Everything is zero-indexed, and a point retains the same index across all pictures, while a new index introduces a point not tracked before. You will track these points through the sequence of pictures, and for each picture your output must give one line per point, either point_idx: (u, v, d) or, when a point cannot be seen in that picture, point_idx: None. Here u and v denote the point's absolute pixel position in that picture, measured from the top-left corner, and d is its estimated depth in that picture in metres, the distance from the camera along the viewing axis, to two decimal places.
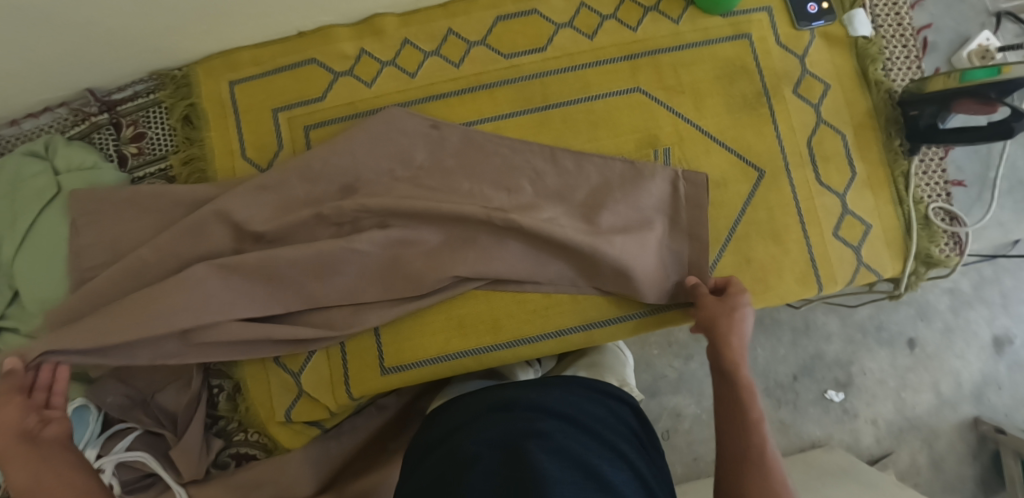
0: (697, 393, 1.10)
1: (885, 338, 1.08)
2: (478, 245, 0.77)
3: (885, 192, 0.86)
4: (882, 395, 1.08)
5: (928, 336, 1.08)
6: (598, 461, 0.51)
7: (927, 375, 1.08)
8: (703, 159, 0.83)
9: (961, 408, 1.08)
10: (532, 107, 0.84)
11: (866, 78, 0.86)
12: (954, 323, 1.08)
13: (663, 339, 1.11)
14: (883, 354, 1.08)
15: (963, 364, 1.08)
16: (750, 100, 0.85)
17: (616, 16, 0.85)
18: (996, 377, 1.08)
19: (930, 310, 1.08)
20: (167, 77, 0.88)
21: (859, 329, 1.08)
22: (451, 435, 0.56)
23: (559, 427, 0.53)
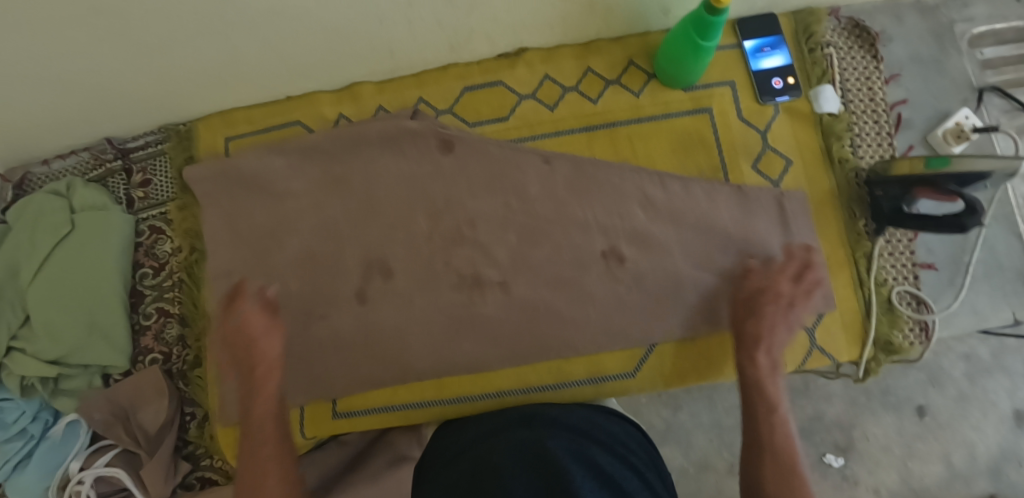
0: (684, 445, 1.03)
1: (893, 402, 1.00)
2: (440, 295, 0.84)
3: (845, 273, 0.83)
4: (887, 462, 1.00)
5: (941, 405, 1.00)
6: (602, 457, 0.59)
7: (937, 445, 0.99)
8: (657, 233, 0.83)
9: (975, 484, 0.98)
10: (444, 108, 0.90)
11: (830, 155, 0.85)
12: (971, 393, 1.00)
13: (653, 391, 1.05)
14: (889, 420, 1.00)
15: (980, 437, 0.99)
16: (706, 174, 0.85)
17: (578, 89, 0.89)
18: (1017, 452, 0.98)
19: (942, 377, 1.01)
20: (173, 131, 0.96)
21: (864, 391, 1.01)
22: (474, 448, 0.62)
23: (564, 437, 0.60)
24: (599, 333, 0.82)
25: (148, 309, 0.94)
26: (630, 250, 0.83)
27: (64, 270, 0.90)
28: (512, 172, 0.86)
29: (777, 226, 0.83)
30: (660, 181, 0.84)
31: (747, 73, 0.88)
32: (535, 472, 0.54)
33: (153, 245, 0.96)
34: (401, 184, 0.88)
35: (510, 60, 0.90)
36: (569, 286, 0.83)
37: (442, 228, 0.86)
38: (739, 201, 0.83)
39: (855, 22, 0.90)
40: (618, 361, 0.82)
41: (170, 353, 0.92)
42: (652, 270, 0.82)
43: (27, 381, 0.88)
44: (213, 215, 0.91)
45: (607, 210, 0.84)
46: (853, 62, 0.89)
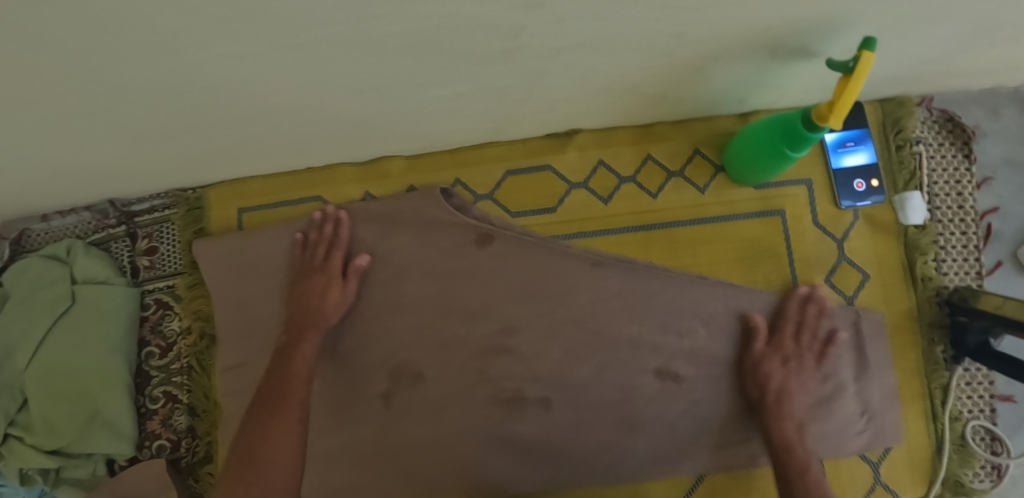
0: None
1: None
2: (475, 408, 0.78)
3: (916, 404, 0.76)
4: None
5: None
6: None
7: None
8: (715, 352, 0.76)
9: None
10: (485, 193, 0.81)
11: (912, 272, 0.77)
12: None
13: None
14: None
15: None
16: (773, 287, 0.77)
17: (635, 179, 0.80)
18: None
19: None
20: (181, 197, 0.87)
21: None
22: None
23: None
24: (645, 460, 0.76)
25: (155, 392, 0.87)
26: (684, 372, 0.76)
27: (63, 355, 0.83)
28: (559, 275, 0.78)
29: (852, 352, 0.75)
30: (725, 299, 0.76)
31: (826, 171, 0.79)
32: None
33: (159, 321, 0.88)
34: (432, 278, 0.80)
35: (560, 142, 0.80)
36: (615, 409, 0.76)
37: (481, 333, 0.78)
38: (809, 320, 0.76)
39: (950, 114, 0.80)
40: (665, 491, 0.76)
41: (179, 443, 0.85)
42: (709, 399, 0.75)
43: (26, 470, 0.82)
44: (221, 303, 0.83)
45: (662, 326, 0.76)
46: (944, 160, 0.79)
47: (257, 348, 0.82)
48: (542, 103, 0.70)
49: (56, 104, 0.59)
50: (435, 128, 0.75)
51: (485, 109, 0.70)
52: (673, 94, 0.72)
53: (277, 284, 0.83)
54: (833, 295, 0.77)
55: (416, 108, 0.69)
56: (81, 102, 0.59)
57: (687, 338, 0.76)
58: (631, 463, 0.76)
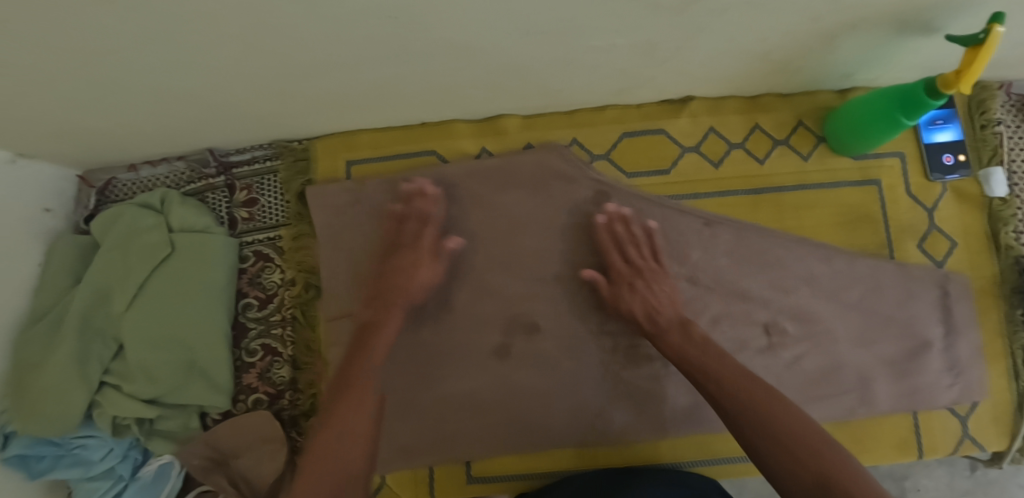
0: None
1: None
2: (590, 359, 0.80)
3: (1000, 363, 0.82)
4: None
5: None
6: None
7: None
8: (820, 309, 0.80)
9: None
10: (599, 154, 0.84)
11: (996, 240, 0.83)
12: None
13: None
14: None
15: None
16: (871, 250, 0.82)
17: (744, 146, 0.83)
18: None
19: None
20: (287, 149, 0.87)
21: None
22: None
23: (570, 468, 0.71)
24: None
25: (252, 345, 0.85)
26: (791, 326, 0.80)
27: (163, 302, 0.81)
28: (673, 233, 0.81)
29: (942, 312, 0.81)
30: (827, 260, 0.81)
31: (917, 145, 0.85)
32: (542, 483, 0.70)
33: (259, 273, 0.86)
34: (547, 234, 0.82)
35: (674, 108, 0.83)
36: None
37: (597, 288, 0.80)
38: (903, 281, 0.81)
39: None
40: None
41: (279, 395, 0.84)
42: (814, 353, 0.80)
43: (121, 421, 0.79)
44: (336, 253, 0.84)
45: (770, 283, 0.80)
46: None
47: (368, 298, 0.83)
48: (676, 64, 0.73)
49: (231, 38, 0.59)
50: (565, 86, 0.77)
51: (623, 67, 0.73)
52: (795, 63, 0.76)
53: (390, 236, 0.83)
54: (926, 260, 0.82)
55: (559, 62, 0.71)
56: (254, 36, 0.59)
57: (794, 295, 0.80)
58: None
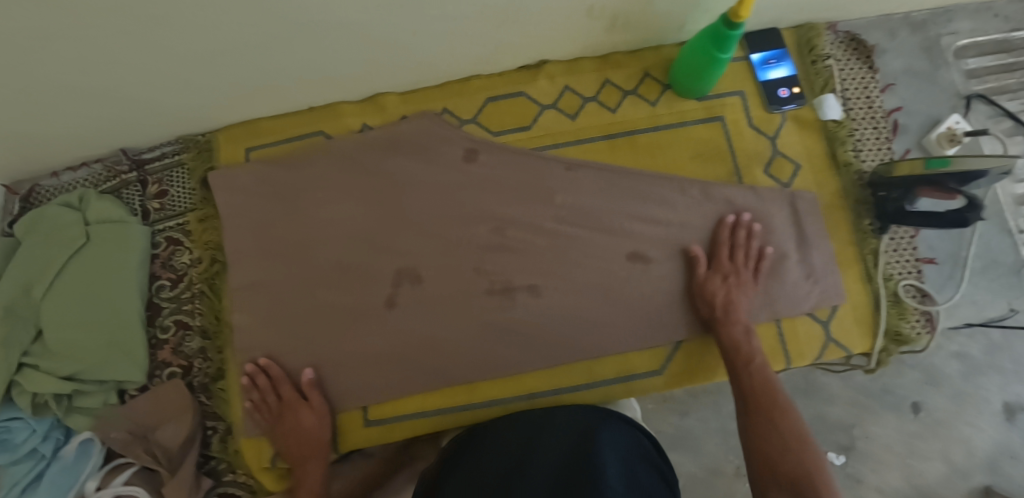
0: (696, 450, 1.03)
1: (892, 401, 1.04)
2: (470, 301, 0.86)
3: (854, 269, 0.88)
4: (889, 462, 1.03)
5: (936, 402, 1.04)
6: (604, 437, 0.62)
7: (938, 443, 1.03)
8: (680, 237, 0.87)
9: (971, 477, 1.02)
10: (467, 118, 0.92)
11: (835, 160, 0.91)
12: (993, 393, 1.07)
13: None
14: (888, 418, 1.04)
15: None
16: (722, 179, 0.90)
17: (597, 99, 0.92)
18: None
19: (938, 375, 1.05)
20: (192, 142, 0.96)
21: (863, 391, 1.06)
22: (514, 462, 0.61)
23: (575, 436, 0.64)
24: (628, 336, 0.85)
25: (165, 322, 0.92)
26: (654, 253, 0.87)
27: (78, 286, 0.88)
28: (539, 181, 0.89)
29: (794, 231, 0.88)
30: (681, 191, 0.88)
31: (754, 83, 0.93)
32: (520, 454, 0.62)
33: (170, 256, 0.94)
34: (427, 196, 0.90)
35: (531, 72, 0.93)
36: (597, 291, 0.86)
37: (476, 235, 0.88)
38: (754, 204, 0.88)
39: (851, 35, 0.96)
40: (645, 360, 0.85)
41: (191, 365, 0.90)
42: (676, 277, 0.86)
43: (40, 399, 0.85)
44: (238, 230, 0.92)
45: (632, 216, 0.87)
46: (852, 72, 0.95)
47: (268, 266, 0.90)
48: (514, 26, 0.83)
49: (116, 24, 0.70)
50: (424, 57, 0.87)
51: (466, 33, 0.83)
52: (624, 19, 0.85)
53: (284, 210, 0.91)
54: (774, 185, 0.90)
55: (408, 32, 0.81)
56: (135, 22, 0.70)
57: (651, 228, 0.87)
58: (616, 338, 0.85)
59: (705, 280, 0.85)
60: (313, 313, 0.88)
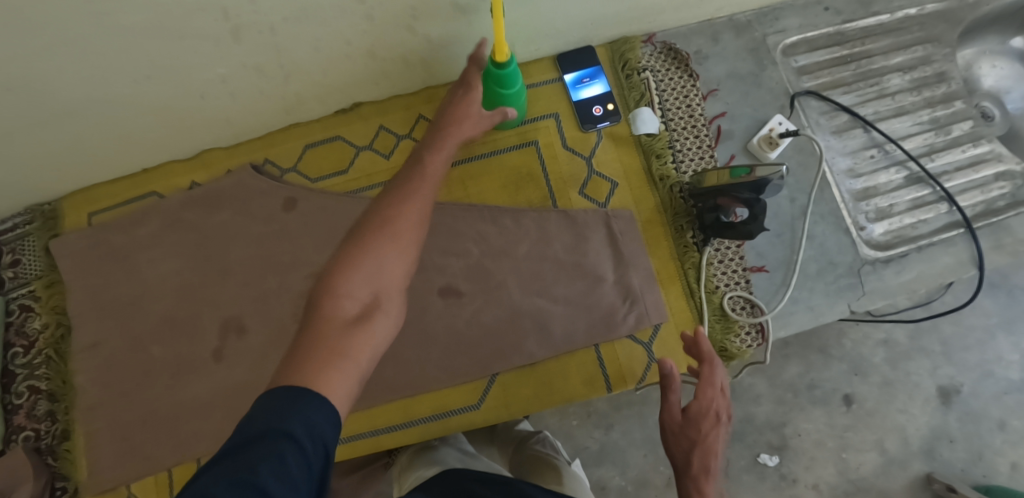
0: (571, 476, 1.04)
1: (819, 396, 1.19)
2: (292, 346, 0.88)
3: (676, 285, 0.86)
4: (823, 457, 1.17)
5: (865, 392, 1.19)
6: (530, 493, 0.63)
7: (870, 434, 1.18)
8: (494, 266, 0.87)
9: (911, 466, 1.16)
10: (287, 167, 0.94)
11: (652, 174, 0.89)
12: (894, 377, 1.20)
13: (582, 410, 1.16)
14: (818, 414, 1.19)
15: (907, 418, 1.18)
16: (536, 205, 0.89)
17: (411, 136, 0.93)
18: (947, 431, 1.17)
19: (866, 366, 1.20)
20: (38, 211, 1.00)
21: (789, 389, 1.20)
22: None
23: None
24: (444, 372, 0.85)
25: (20, 388, 0.95)
26: (466, 285, 0.87)
27: None
28: (355, 224, 0.90)
29: (609, 252, 0.87)
30: (495, 222, 0.88)
31: (569, 104, 0.92)
32: None
33: (23, 323, 0.98)
34: (250, 246, 0.92)
35: (347, 115, 0.94)
36: (412, 327, 0.86)
37: (296, 282, 0.90)
38: (568, 227, 0.88)
39: (669, 44, 0.94)
40: (462, 395, 0.85)
41: (41, 428, 0.93)
42: (491, 308, 0.86)
43: None
44: (80, 293, 0.96)
45: (443, 251, 0.88)
46: (671, 82, 0.93)
47: (109, 328, 0.94)
48: (304, 78, 0.85)
49: None
50: (230, 114, 0.90)
51: (258, 89, 0.85)
52: (413, 56, 0.86)
53: (123, 272, 0.95)
54: (587, 209, 0.89)
55: (198, 95, 0.84)
56: None
57: (461, 262, 0.87)
58: (431, 373, 0.85)
59: (518, 304, 0.86)
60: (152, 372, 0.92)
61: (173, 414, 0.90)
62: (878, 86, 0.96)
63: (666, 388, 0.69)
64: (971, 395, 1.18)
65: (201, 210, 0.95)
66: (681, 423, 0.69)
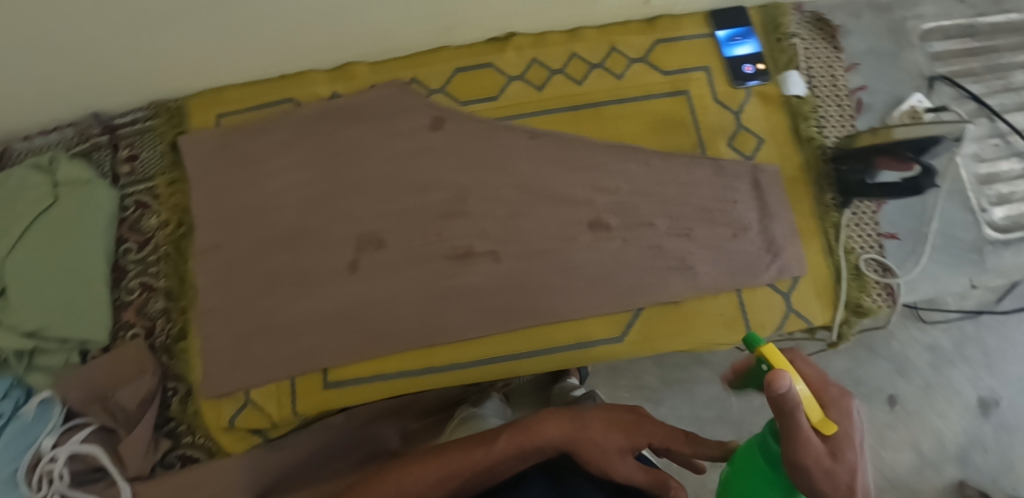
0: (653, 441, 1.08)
1: (863, 391, 1.17)
2: (429, 265, 0.86)
3: (816, 242, 0.89)
4: (860, 449, 1.14)
5: (907, 393, 1.19)
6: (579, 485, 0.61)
7: (906, 433, 1.17)
8: (640, 206, 0.88)
9: (944, 470, 1.15)
10: (433, 87, 0.93)
11: (799, 134, 0.91)
12: (935, 381, 1.19)
13: (633, 382, 1.15)
14: (861, 408, 1.17)
15: (944, 423, 1.17)
16: (685, 150, 0.91)
17: (564, 71, 0.93)
18: (981, 439, 1.16)
19: (908, 367, 1.20)
20: (164, 107, 0.97)
21: (835, 381, 1.18)
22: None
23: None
24: (587, 304, 0.84)
25: (131, 284, 0.93)
26: (614, 221, 0.87)
27: (39, 247, 0.89)
28: (502, 152, 0.89)
29: (755, 203, 0.89)
30: (644, 162, 0.90)
31: (721, 59, 0.94)
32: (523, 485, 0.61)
33: (138, 219, 0.95)
34: (387, 162, 0.90)
35: (500, 44, 0.94)
36: (556, 258, 0.86)
37: (436, 201, 0.88)
38: (716, 175, 0.90)
39: (818, 15, 0.97)
40: (605, 328, 0.85)
41: (153, 326, 0.91)
42: (635, 244, 0.87)
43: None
44: (202, 194, 0.92)
45: (593, 185, 0.88)
46: (817, 51, 0.95)
47: (231, 230, 0.90)
48: None
49: None
50: (391, 25, 0.88)
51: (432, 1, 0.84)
52: None
53: (250, 177, 0.92)
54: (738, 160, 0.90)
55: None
56: None
57: (609, 201, 0.88)
58: (572, 305, 0.84)
59: (662, 240, 0.87)
60: (277, 281, 0.88)
61: (296, 326, 0.86)
62: (1004, 80, 1.00)
63: (585, 444, 0.63)
64: (1009, 407, 1.17)
65: (338, 137, 0.91)
66: (827, 456, 0.46)
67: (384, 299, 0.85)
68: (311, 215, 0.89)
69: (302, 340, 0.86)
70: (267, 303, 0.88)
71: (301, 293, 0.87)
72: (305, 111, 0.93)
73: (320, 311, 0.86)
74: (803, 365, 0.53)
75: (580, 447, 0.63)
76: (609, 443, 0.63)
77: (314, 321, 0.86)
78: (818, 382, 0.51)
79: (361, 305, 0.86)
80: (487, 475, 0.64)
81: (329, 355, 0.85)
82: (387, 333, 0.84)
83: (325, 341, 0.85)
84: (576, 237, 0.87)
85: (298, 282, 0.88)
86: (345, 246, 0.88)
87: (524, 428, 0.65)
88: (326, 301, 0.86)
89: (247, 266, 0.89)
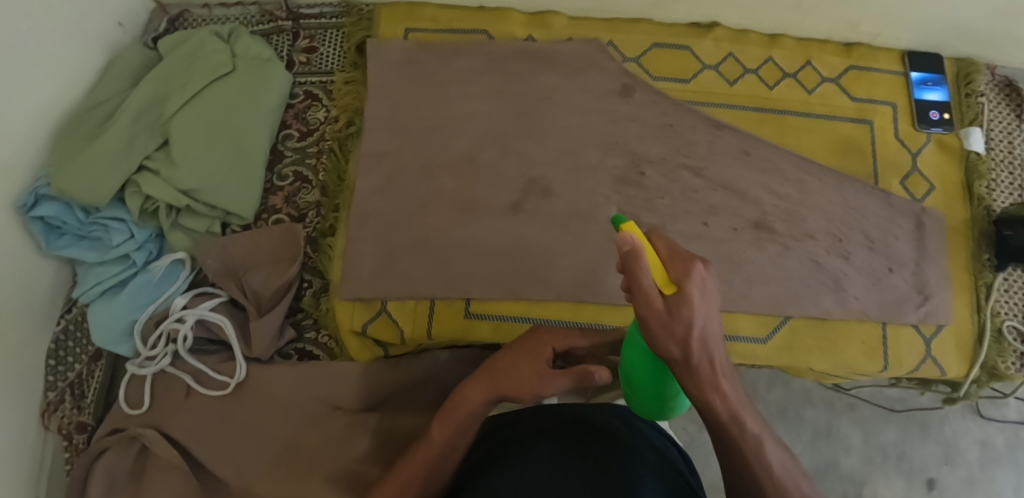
0: None
1: (906, 468, 1.01)
2: (595, 223, 0.86)
3: (965, 297, 0.89)
4: None
5: (949, 481, 1.01)
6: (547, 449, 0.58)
7: None
8: (806, 218, 0.88)
9: None
10: (629, 56, 0.93)
11: (970, 190, 0.92)
12: (979, 477, 1.01)
13: None
14: (899, 485, 1.01)
15: None
16: (860, 177, 0.91)
17: (757, 73, 0.94)
18: None
19: (955, 456, 1.02)
20: (356, 8, 0.97)
21: (881, 451, 1.02)
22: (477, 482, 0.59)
23: (625, 416, 0.65)
24: (741, 300, 0.84)
25: (285, 170, 0.93)
26: (780, 226, 0.88)
27: (216, 114, 0.90)
28: (685, 134, 0.90)
29: (915, 244, 0.89)
30: (819, 178, 0.90)
31: (909, 99, 0.95)
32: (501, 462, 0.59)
33: (305, 110, 0.95)
34: (571, 116, 0.90)
35: (701, 31, 0.95)
36: (719, 249, 0.86)
37: (613, 165, 0.88)
38: (886, 207, 0.90)
39: (1009, 81, 0.97)
40: (753, 326, 0.85)
41: (301, 217, 0.91)
42: (797, 255, 0.87)
43: (148, 206, 0.87)
44: (378, 99, 0.91)
45: (767, 188, 0.89)
46: (999, 116, 0.96)
47: (400, 142, 0.90)
48: None
49: None
50: None
51: None
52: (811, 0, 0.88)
53: (431, 95, 0.91)
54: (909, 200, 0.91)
55: None
56: None
57: (779, 206, 0.88)
58: (727, 297, 0.84)
59: (822, 258, 0.87)
60: (437, 202, 0.87)
61: (448, 251, 0.85)
62: None
63: (505, 385, 0.62)
64: None
65: (525, 79, 0.92)
66: (666, 316, 0.42)
67: (544, 245, 0.85)
68: (483, 146, 0.89)
69: (451, 265, 0.85)
70: (422, 221, 0.87)
71: (460, 219, 0.86)
72: (497, 46, 0.93)
73: (475, 243, 0.85)
74: (656, 238, 0.47)
75: (504, 392, 0.62)
76: (522, 375, 0.62)
77: (466, 250, 0.85)
78: (666, 251, 0.45)
79: (517, 245, 0.85)
80: (437, 463, 0.63)
81: (482, 285, 0.84)
82: (540, 278, 0.84)
83: (475, 272, 0.85)
84: (743, 233, 0.87)
85: (458, 208, 0.87)
86: (513, 185, 0.88)
87: (448, 407, 0.64)
88: (482, 233, 0.86)
89: (408, 181, 0.88)
